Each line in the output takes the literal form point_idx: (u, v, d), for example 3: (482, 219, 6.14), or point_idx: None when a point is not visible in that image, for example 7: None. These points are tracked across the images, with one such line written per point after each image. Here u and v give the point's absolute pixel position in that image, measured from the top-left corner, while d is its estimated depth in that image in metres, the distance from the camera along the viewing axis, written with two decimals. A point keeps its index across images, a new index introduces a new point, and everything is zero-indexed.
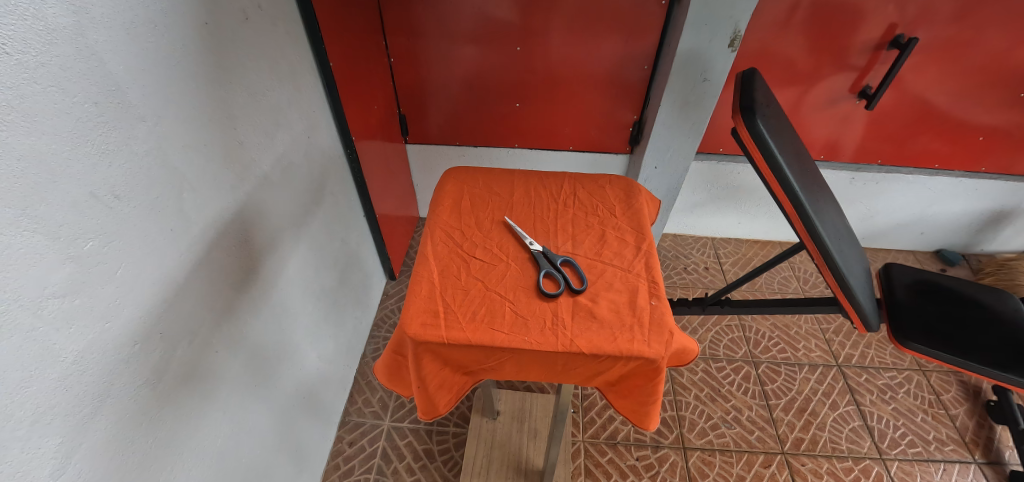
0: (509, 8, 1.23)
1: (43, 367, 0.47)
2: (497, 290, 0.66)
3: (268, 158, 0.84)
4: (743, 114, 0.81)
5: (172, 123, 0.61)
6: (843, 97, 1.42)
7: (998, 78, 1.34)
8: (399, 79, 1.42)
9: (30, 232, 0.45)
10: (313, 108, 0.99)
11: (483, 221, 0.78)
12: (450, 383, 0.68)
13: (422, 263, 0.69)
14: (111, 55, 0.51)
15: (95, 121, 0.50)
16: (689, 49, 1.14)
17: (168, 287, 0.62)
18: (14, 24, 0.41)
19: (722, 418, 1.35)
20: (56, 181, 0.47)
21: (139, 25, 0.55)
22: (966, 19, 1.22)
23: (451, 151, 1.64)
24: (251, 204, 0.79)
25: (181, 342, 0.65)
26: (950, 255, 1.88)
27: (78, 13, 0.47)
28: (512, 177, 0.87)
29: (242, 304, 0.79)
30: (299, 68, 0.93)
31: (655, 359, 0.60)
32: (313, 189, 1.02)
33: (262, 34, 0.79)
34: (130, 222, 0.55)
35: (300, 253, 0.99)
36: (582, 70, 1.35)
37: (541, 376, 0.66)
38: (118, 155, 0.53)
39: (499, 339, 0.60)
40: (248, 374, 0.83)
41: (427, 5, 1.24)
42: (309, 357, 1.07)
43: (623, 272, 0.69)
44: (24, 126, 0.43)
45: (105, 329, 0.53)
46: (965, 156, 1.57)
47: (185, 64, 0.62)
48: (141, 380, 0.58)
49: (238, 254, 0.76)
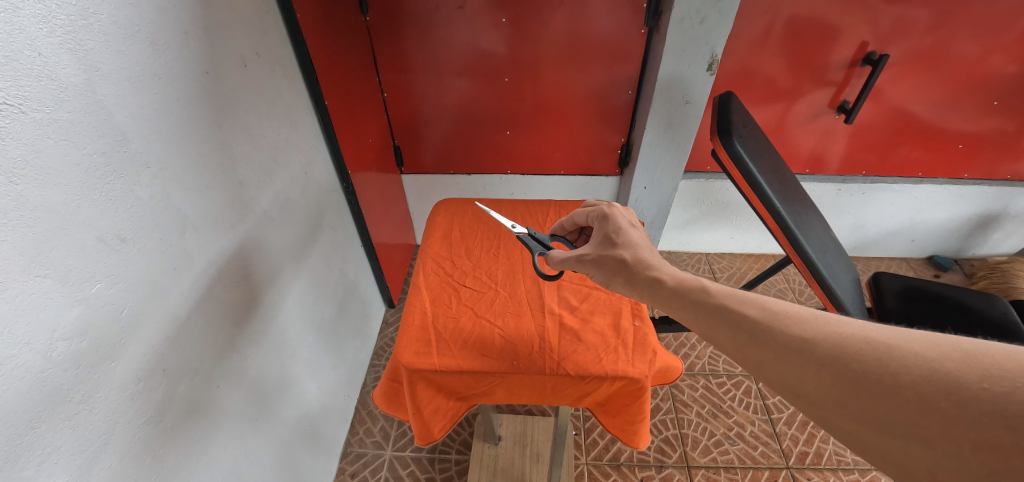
0: (497, 40, 1.28)
1: (50, 408, 0.49)
2: (487, 316, 0.68)
3: (267, 195, 0.87)
4: (720, 136, 0.85)
5: (175, 168, 0.64)
6: (823, 111, 1.46)
7: (972, 88, 1.39)
8: (392, 112, 1.47)
9: (40, 277, 0.47)
10: (310, 145, 1.03)
11: (473, 250, 0.81)
12: (445, 409, 0.69)
13: (415, 293, 0.72)
14: (119, 108, 0.55)
15: (103, 170, 0.53)
16: (670, 73, 1.19)
17: (173, 326, 0.64)
18: (29, 86, 0.45)
19: (725, 435, 1.35)
20: (67, 227, 0.49)
21: (144, 79, 0.58)
22: (934, 34, 1.28)
23: (445, 179, 1.68)
24: (251, 241, 0.82)
25: (183, 377, 0.66)
26: (942, 260, 1.91)
27: (89, 71, 0.51)
28: (500, 206, 0.90)
29: (243, 339, 0.80)
30: (296, 108, 0.97)
31: (640, 379, 0.61)
32: (310, 222, 1.05)
33: (261, 80, 0.84)
34: (136, 263, 0.58)
35: (300, 285, 1.01)
36: (570, 96, 1.40)
37: (533, 398, 0.67)
38: (124, 201, 0.56)
39: (490, 364, 0.62)
40: (250, 406, 0.83)
41: (418, 41, 1.29)
42: (311, 387, 1.08)
43: (607, 296, 0.72)
44: (37, 179, 0.46)
45: (110, 368, 0.55)
46: (948, 163, 1.61)
47: (189, 111, 0.66)
48: (144, 416, 0.60)
49: (239, 289, 0.78)
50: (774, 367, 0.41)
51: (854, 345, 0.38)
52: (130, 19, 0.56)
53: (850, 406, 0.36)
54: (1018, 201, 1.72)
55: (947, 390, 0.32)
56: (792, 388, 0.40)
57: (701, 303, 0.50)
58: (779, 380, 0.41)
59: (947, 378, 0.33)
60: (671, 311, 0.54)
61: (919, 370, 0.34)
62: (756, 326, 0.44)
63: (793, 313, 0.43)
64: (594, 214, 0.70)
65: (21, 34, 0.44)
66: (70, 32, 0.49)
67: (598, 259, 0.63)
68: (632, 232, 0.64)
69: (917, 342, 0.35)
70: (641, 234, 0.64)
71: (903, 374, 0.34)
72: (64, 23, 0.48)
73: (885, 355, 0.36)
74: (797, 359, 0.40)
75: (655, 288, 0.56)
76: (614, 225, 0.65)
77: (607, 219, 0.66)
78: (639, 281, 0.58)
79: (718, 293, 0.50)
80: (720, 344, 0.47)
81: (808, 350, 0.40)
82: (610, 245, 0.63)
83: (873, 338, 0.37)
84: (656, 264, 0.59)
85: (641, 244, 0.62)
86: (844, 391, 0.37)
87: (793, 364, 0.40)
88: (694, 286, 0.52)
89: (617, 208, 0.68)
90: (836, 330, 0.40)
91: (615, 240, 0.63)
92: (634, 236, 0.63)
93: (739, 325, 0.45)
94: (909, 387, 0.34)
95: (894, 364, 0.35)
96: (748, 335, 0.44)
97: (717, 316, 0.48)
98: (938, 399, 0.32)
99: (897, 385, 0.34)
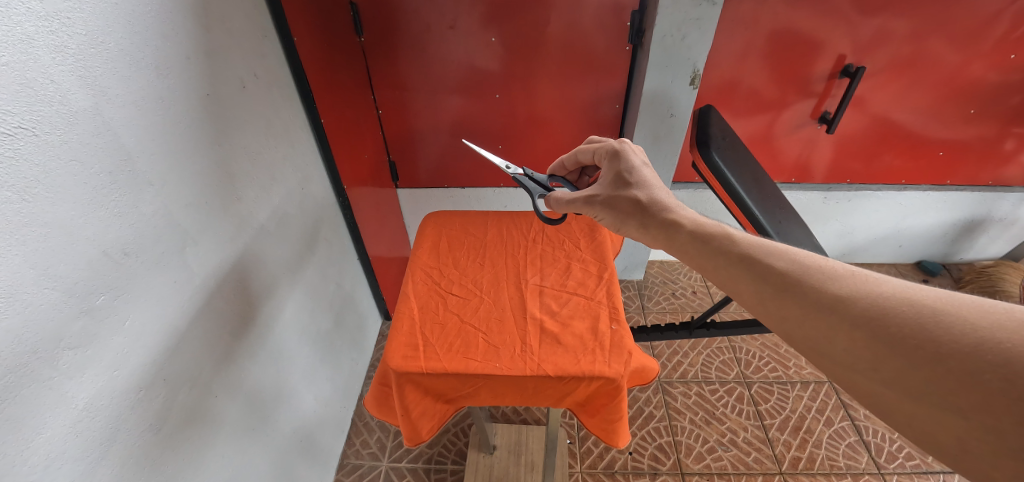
0: (489, 58, 1.32)
1: (56, 414, 0.51)
2: (472, 322, 0.71)
3: (265, 211, 0.90)
4: (699, 148, 0.93)
5: (178, 185, 0.67)
6: (806, 122, 1.50)
7: (950, 98, 1.44)
8: (388, 129, 1.51)
9: (49, 289, 0.50)
10: (306, 161, 1.07)
11: (459, 259, 0.84)
12: (432, 411, 0.71)
13: (403, 301, 0.75)
14: (125, 129, 0.58)
15: (109, 188, 0.56)
16: (655, 88, 1.24)
17: (172, 337, 0.66)
18: (41, 111, 0.48)
19: (719, 441, 1.36)
20: (74, 242, 0.52)
21: (149, 102, 0.61)
22: (909, 48, 1.32)
23: (440, 193, 1.71)
24: (249, 254, 0.84)
25: (182, 387, 0.68)
26: (931, 265, 1.96)
27: (97, 95, 0.54)
28: (487, 218, 0.94)
29: (240, 351, 0.82)
30: (292, 126, 1.00)
31: (616, 378, 0.64)
32: (306, 236, 1.08)
33: (259, 100, 0.87)
34: (139, 276, 0.61)
35: (296, 297, 1.03)
36: (560, 111, 1.44)
37: (516, 400, 0.70)
38: (129, 216, 0.59)
39: (474, 366, 0.65)
40: (247, 416, 0.85)
41: (411, 60, 1.34)
42: (307, 398, 1.10)
43: (586, 301, 0.75)
44: (47, 197, 0.49)
45: (113, 377, 0.57)
46: (931, 171, 1.66)
47: (191, 130, 0.69)
48: (145, 424, 0.62)
49: (236, 302, 0.81)
50: (801, 324, 0.45)
51: (895, 307, 0.40)
52: (137, 46, 0.59)
53: (881, 370, 0.39)
54: (1000, 206, 1.77)
55: (991, 360, 0.34)
56: (819, 347, 0.43)
57: (725, 253, 0.54)
58: (805, 337, 0.44)
59: (993, 347, 0.34)
60: (686, 258, 0.60)
61: (965, 340, 0.36)
62: (785, 278, 0.47)
63: (827, 269, 0.46)
64: (605, 149, 0.78)
65: (35, 63, 0.48)
66: (80, 59, 0.52)
67: (611, 199, 0.71)
68: (644, 171, 0.72)
69: (965, 308, 0.37)
70: (650, 173, 0.72)
71: (946, 341, 0.36)
72: (75, 52, 0.52)
73: (928, 320, 0.38)
74: (830, 317, 0.42)
75: (672, 231, 0.62)
76: (627, 165, 0.73)
77: (621, 159, 0.74)
78: (654, 222, 0.65)
79: (743, 242, 0.53)
80: (743, 295, 0.50)
81: (842, 309, 0.42)
82: (624, 185, 0.71)
83: (915, 302, 0.39)
84: (669, 207, 0.66)
85: (652, 184, 0.70)
86: (877, 355, 0.39)
87: (824, 323, 0.43)
88: (720, 236, 0.56)
89: (627, 146, 0.76)
90: (876, 290, 0.42)
91: (628, 181, 0.71)
92: (645, 175, 0.71)
93: (766, 277, 0.49)
94: (950, 355, 0.36)
95: (939, 332, 0.37)
96: (775, 288, 0.47)
97: (743, 266, 0.51)
98: (982, 370, 0.34)
99: (938, 352, 0.36)
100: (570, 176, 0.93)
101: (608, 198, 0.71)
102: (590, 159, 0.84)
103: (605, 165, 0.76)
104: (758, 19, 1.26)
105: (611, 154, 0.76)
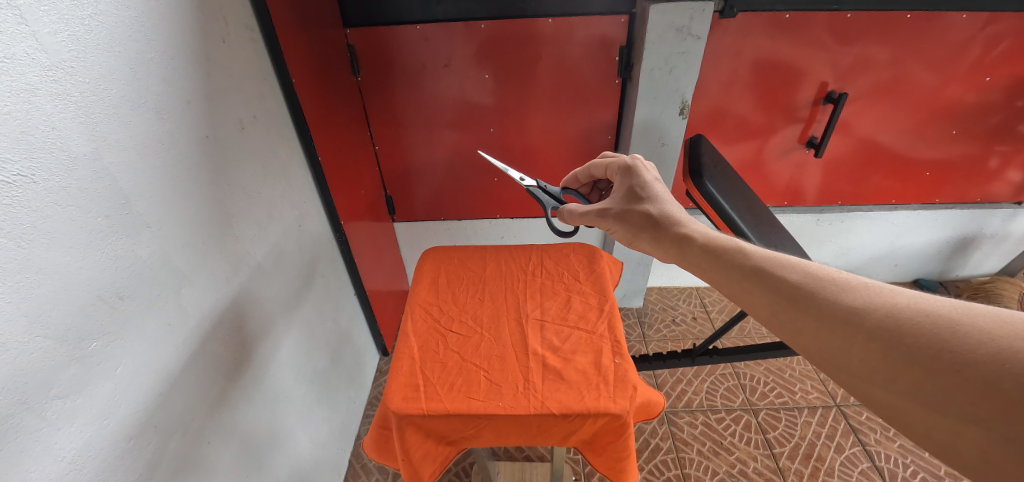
0: (483, 92, 1.35)
1: (41, 467, 0.49)
2: (473, 360, 0.71)
3: (262, 249, 0.90)
4: (693, 178, 0.95)
5: (172, 227, 0.66)
6: (794, 147, 1.53)
7: (933, 119, 1.47)
8: (384, 164, 1.53)
9: (41, 337, 0.49)
10: (303, 199, 1.07)
11: (459, 295, 0.83)
12: (434, 454, 0.68)
13: (403, 340, 0.74)
14: (124, 174, 0.58)
15: (106, 232, 0.56)
16: (645, 118, 1.27)
17: (165, 381, 0.65)
18: (41, 158, 0.49)
19: (728, 473, 1.32)
20: (69, 287, 0.52)
21: (149, 145, 0.62)
22: (890, 73, 1.36)
23: (437, 226, 1.72)
24: (245, 294, 0.83)
25: (174, 434, 0.66)
26: (927, 283, 1.97)
27: (97, 141, 0.55)
28: (485, 252, 0.94)
29: (234, 393, 0.80)
30: (290, 164, 1.01)
31: (621, 414, 0.63)
32: (302, 273, 1.07)
33: (257, 141, 0.88)
34: (133, 320, 0.60)
35: (292, 337, 1.02)
36: (555, 142, 1.46)
37: (519, 440, 0.68)
38: (124, 259, 0.58)
39: (476, 406, 0.63)
40: (239, 464, 0.82)
41: (407, 96, 1.36)
42: (303, 441, 1.06)
43: (588, 335, 0.74)
44: (43, 243, 0.49)
45: (103, 425, 0.56)
46: (921, 190, 1.68)
47: (189, 172, 0.69)
48: (135, 474, 0.60)
49: (231, 344, 0.79)
50: (814, 336, 0.44)
51: (909, 318, 0.40)
52: (139, 91, 0.61)
53: (898, 381, 0.39)
54: (991, 222, 1.79)
55: (1010, 370, 0.33)
56: (834, 359, 0.43)
57: (737, 265, 0.54)
58: (819, 350, 0.44)
59: (1010, 355, 0.34)
60: (699, 272, 0.59)
61: (981, 349, 0.35)
62: (799, 290, 0.47)
63: (840, 280, 0.46)
64: (618, 165, 0.80)
65: (38, 111, 0.48)
66: (83, 107, 0.53)
67: (623, 213, 0.72)
68: (655, 187, 0.73)
69: (979, 318, 0.37)
70: (661, 188, 0.73)
71: (962, 351, 0.36)
72: (78, 100, 0.53)
73: (942, 330, 0.38)
74: (844, 329, 0.42)
75: (684, 244, 0.62)
76: (639, 181, 0.74)
77: (635, 174, 0.75)
78: (667, 237, 0.65)
79: (756, 253, 0.53)
80: (756, 307, 0.50)
81: (857, 320, 0.42)
82: (636, 199, 0.72)
83: (930, 311, 0.39)
84: (679, 221, 0.66)
85: (663, 199, 0.71)
86: (894, 367, 0.39)
87: (839, 335, 0.43)
88: (731, 248, 0.56)
89: (639, 162, 0.78)
90: (888, 301, 0.42)
91: (640, 195, 0.72)
92: (656, 191, 0.73)
93: (779, 289, 0.48)
94: (968, 365, 0.35)
95: (955, 342, 0.37)
96: (787, 300, 0.47)
97: (756, 279, 0.51)
98: (1002, 380, 0.34)
99: (955, 363, 0.36)
100: (583, 189, 0.96)
101: (620, 212, 0.72)
102: (602, 175, 0.86)
103: (617, 180, 0.78)
104: (742, 49, 1.30)
105: (624, 171, 0.77)
